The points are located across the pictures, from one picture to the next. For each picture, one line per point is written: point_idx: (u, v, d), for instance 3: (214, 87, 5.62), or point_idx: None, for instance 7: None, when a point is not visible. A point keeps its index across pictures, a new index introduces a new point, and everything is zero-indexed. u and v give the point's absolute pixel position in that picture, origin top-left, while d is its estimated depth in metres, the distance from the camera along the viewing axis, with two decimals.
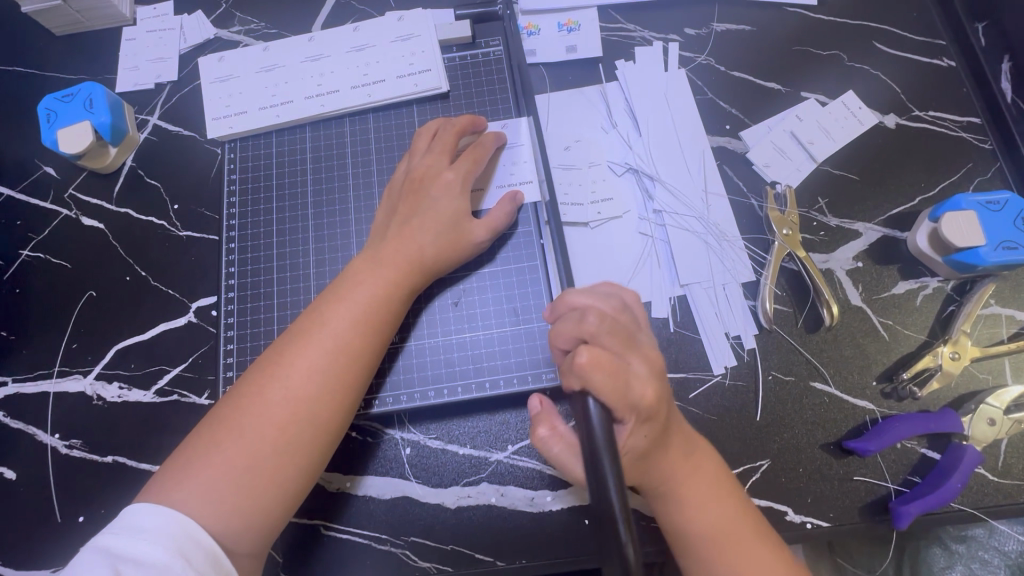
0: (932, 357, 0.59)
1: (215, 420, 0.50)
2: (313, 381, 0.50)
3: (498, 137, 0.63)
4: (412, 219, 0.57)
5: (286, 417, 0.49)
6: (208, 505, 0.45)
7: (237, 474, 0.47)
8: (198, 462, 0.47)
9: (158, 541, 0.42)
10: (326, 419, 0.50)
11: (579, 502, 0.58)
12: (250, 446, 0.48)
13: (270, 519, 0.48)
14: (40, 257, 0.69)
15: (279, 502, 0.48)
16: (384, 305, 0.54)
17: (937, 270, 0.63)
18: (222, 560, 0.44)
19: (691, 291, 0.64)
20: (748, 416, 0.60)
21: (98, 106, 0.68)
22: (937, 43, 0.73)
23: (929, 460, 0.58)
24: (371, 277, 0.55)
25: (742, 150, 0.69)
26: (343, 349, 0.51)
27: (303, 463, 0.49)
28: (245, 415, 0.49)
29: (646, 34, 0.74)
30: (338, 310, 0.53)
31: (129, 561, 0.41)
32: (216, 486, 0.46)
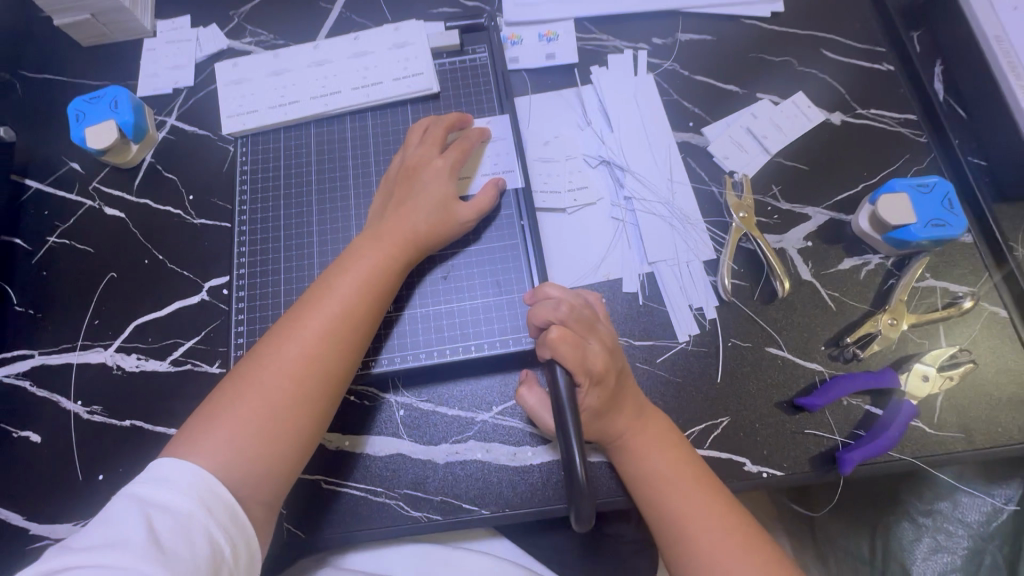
0: (873, 323, 0.66)
1: (233, 378, 0.56)
2: (321, 340, 0.56)
3: (482, 133, 0.70)
4: (407, 203, 0.65)
5: (297, 373, 0.55)
6: (231, 448, 0.52)
7: (256, 421, 0.53)
8: (221, 413, 0.53)
9: (182, 492, 0.48)
10: (334, 374, 0.57)
11: (557, 456, 0.64)
12: (266, 398, 0.54)
13: (285, 462, 0.54)
14: (65, 243, 0.75)
15: (293, 446, 0.55)
16: (383, 277, 0.61)
17: (878, 247, 0.70)
18: (238, 513, 0.50)
19: (658, 268, 0.71)
20: (710, 378, 0.66)
21: (123, 107, 0.76)
22: (877, 50, 0.82)
23: (873, 416, 0.64)
24: (371, 252, 0.62)
25: (703, 144, 0.77)
26: (347, 313, 0.58)
27: (314, 413, 0.55)
28: (261, 371, 0.55)
29: (618, 43, 0.83)
30: (342, 281, 0.59)
31: (159, 509, 0.47)
32: (237, 432, 0.52)
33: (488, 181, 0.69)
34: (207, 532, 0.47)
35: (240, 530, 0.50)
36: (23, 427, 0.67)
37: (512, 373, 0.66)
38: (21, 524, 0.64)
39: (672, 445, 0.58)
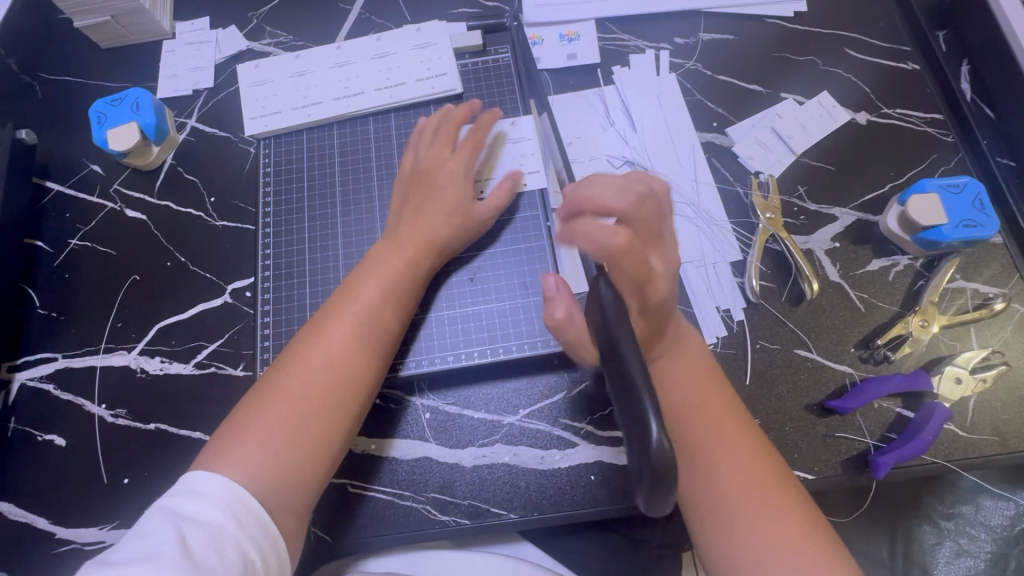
0: (903, 325, 0.66)
1: (259, 389, 0.55)
2: (349, 348, 0.56)
3: (493, 116, 0.69)
4: (425, 206, 0.64)
5: (326, 381, 0.55)
6: (263, 460, 0.51)
7: (287, 432, 0.52)
8: (249, 426, 0.53)
9: (213, 505, 0.47)
10: (363, 383, 0.56)
11: (586, 459, 0.63)
12: (296, 408, 0.53)
13: (317, 473, 0.54)
14: (87, 245, 0.75)
15: (323, 456, 0.54)
16: (407, 283, 0.60)
17: (907, 248, 0.69)
18: (269, 524, 0.49)
19: (685, 269, 0.70)
20: (739, 381, 0.65)
21: (144, 109, 0.75)
22: (902, 49, 0.81)
23: (905, 418, 0.64)
24: (392, 259, 0.61)
25: (728, 144, 0.76)
26: (374, 322, 0.58)
27: (344, 423, 0.55)
28: (290, 381, 0.55)
29: (640, 43, 0.82)
30: (366, 288, 0.59)
31: (190, 521, 0.46)
32: (269, 444, 0.52)
33: (504, 176, 0.68)
34: (237, 544, 0.46)
35: (270, 540, 0.49)
36: (47, 431, 0.67)
37: (539, 376, 0.66)
38: (47, 528, 0.64)
39: (734, 420, 0.54)
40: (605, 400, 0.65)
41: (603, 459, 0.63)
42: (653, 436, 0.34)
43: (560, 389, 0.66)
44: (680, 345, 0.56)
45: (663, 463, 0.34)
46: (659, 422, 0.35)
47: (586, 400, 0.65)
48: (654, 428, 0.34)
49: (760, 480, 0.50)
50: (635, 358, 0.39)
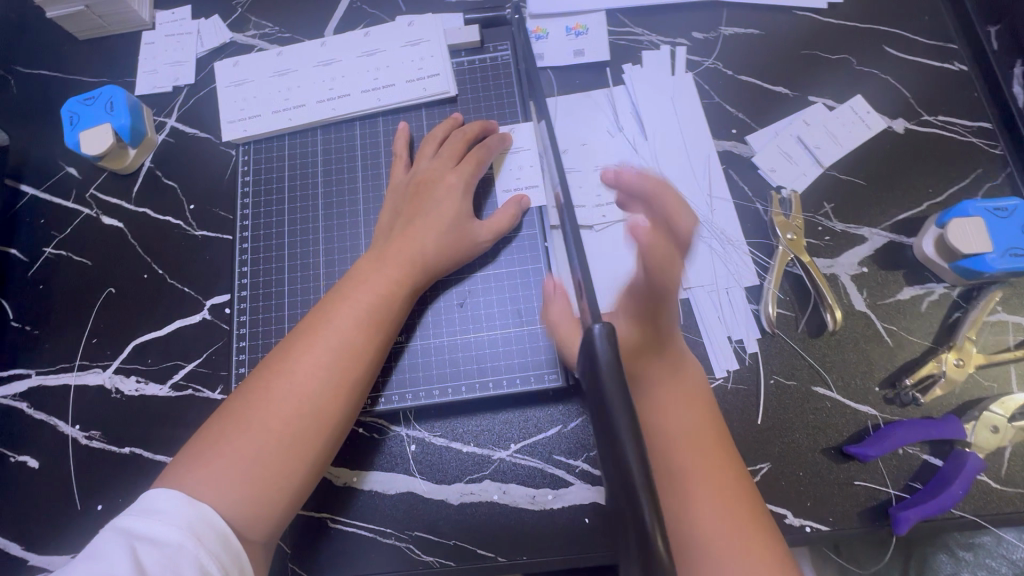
0: (936, 363, 0.59)
1: (223, 413, 0.51)
2: (319, 376, 0.51)
3: (502, 140, 0.64)
4: (416, 221, 0.59)
5: (293, 410, 0.50)
6: (217, 491, 0.46)
7: (247, 464, 0.48)
8: (208, 453, 0.48)
9: (171, 522, 0.44)
10: (330, 414, 0.51)
11: (579, 501, 0.59)
12: (257, 439, 0.49)
13: (273, 512, 0.49)
14: (62, 254, 0.72)
15: (286, 494, 0.49)
16: (385, 306, 0.55)
17: (943, 276, 0.63)
18: (228, 541, 0.45)
19: (695, 296, 0.65)
20: (749, 420, 0.60)
21: (119, 108, 0.71)
22: (948, 47, 0.73)
23: (931, 466, 0.58)
24: (375, 277, 0.56)
25: (748, 154, 0.69)
26: (350, 346, 0.53)
27: (306, 460, 0.50)
28: (254, 408, 0.50)
29: (654, 38, 0.75)
30: (343, 309, 0.54)
31: (146, 542, 0.43)
32: (226, 475, 0.47)
33: (510, 199, 0.63)
34: (197, 565, 0.42)
35: (235, 561, 0.45)
36: (20, 452, 0.65)
37: (533, 408, 0.62)
38: (19, 554, 0.62)
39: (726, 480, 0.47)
40: None
41: (598, 501, 0.59)
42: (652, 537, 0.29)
43: (555, 423, 0.61)
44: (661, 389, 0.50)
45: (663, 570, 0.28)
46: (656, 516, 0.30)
47: (583, 437, 0.61)
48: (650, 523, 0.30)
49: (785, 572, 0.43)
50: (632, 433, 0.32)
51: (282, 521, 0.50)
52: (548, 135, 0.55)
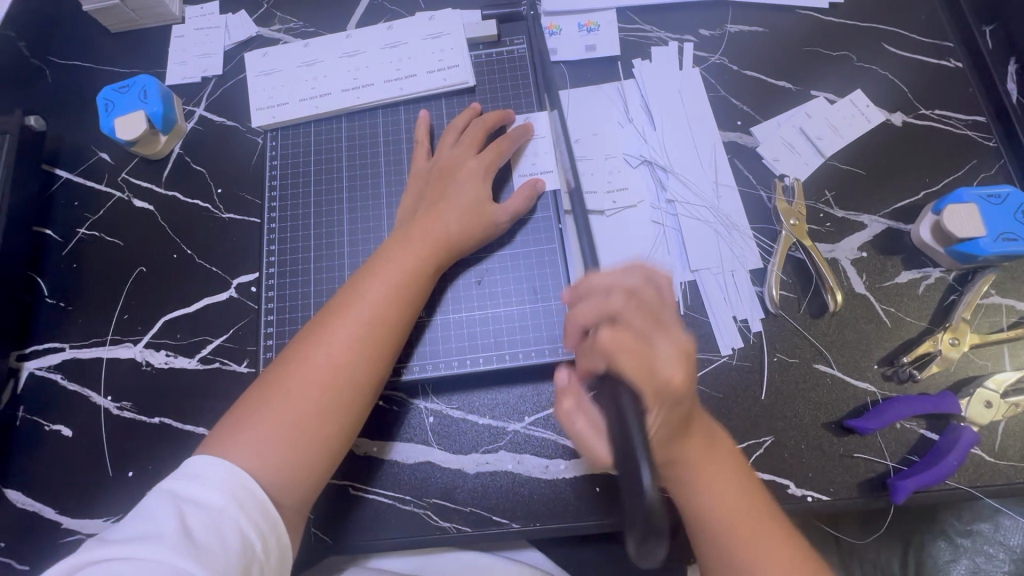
0: (932, 342, 0.62)
1: (260, 385, 0.54)
2: (351, 348, 0.54)
3: (523, 131, 0.68)
4: (439, 205, 0.62)
5: (327, 380, 0.53)
6: (260, 455, 0.50)
7: (286, 430, 0.51)
8: (248, 421, 0.51)
9: (213, 486, 0.46)
10: (363, 384, 0.54)
11: (590, 471, 0.61)
12: (295, 407, 0.52)
13: (311, 477, 0.52)
14: (95, 235, 0.75)
15: (323, 459, 0.52)
16: (412, 283, 0.58)
17: (940, 260, 0.66)
18: (263, 511, 0.47)
19: (702, 277, 0.68)
20: (754, 395, 0.63)
21: (152, 96, 0.74)
22: (945, 45, 0.76)
23: (928, 441, 0.61)
24: (401, 257, 0.59)
25: (753, 145, 0.73)
26: (380, 320, 0.56)
27: (340, 426, 0.53)
28: (291, 379, 0.53)
29: (663, 35, 0.78)
30: (372, 286, 0.57)
31: (191, 503, 0.45)
32: (267, 440, 0.50)
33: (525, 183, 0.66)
34: (238, 527, 0.45)
35: (271, 527, 0.47)
36: (54, 421, 0.67)
37: (546, 382, 0.64)
38: (54, 518, 0.64)
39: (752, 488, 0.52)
40: None
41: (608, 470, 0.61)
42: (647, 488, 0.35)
43: None
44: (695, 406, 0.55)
45: (655, 514, 0.34)
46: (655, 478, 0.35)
47: None
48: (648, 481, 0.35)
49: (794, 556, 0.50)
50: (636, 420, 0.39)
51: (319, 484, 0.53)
52: None
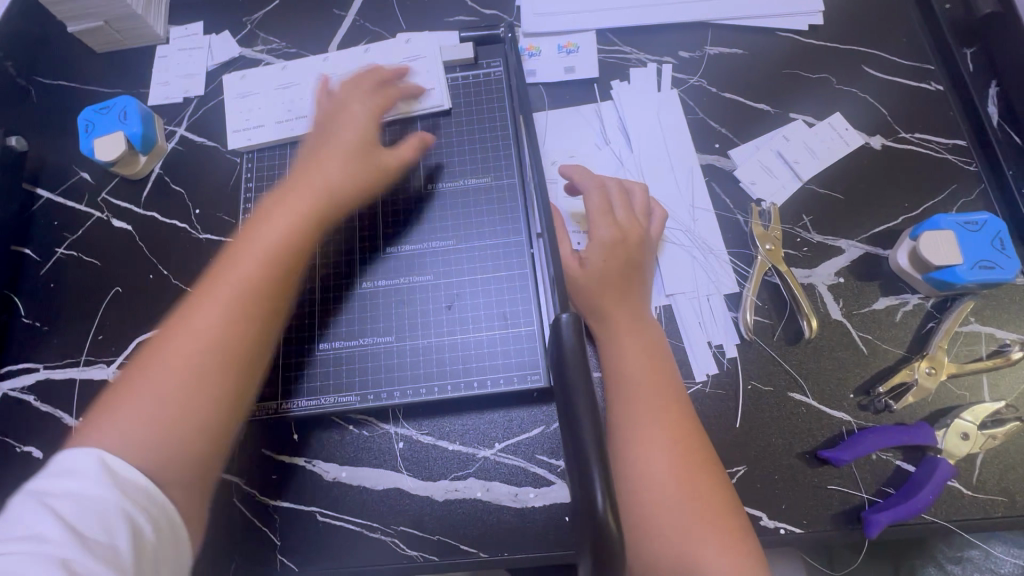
0: (909, 372, 0.61)
1: (134, 365, 0.49)
2: (226, 305, 0.50)
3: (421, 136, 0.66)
4: (308, 168, 0.60)
5: (200, 338, 0.48)
6: (119, 431, 0.44)
7: (152, 402, 0.46)
8: (114, 400, 0.46)
9: (92, 476, 0.41)
10: (240, 343, 0.49)
11: (560, 500, 0.61)
12: (161, 373, 0.47)
13: (177, 454, 0.45)
14: (73, 254, 0.75)
15: (194, 433, 0.46)
16: (286, 242, 0.54)
17: (918, 287, 0.65)
18: (156, 496, 0.42)
19: (677, 302, 0.67)
20: (727, 423, 0.62)
21: (132, 118, 0.75)
22: (925, 67, 0.75)
23: (904, 472, 0.59)
24: (273, 220, 0.55)
25: (730, 168, 0.72)
26: (254, 271, 0.52)
27: (212, 391, 0.47)
28: (164, 345, 0.48)
29: (642, 56, 0.78)
30: (242, 243, 0.54)
31: (65, 498, 0.39)
32: (129, 416, 0.45)
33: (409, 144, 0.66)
34: (127, 518, 0.40)
35: (162, 517, 0.42)
36: (26, 442, 0.67)
37: (517, 408, 0.64)
38: None
39: (689, 450, 0.53)
40: None
41: None
42: (598, 506, 0.31)
43: (538, 423, 0.63)
44: (624, 358, 0.57)
45: (604, 540, 0.31)
46: (607, 494, 0.32)
47: None
48: (601, 500, 0.32)
49: (708, 507, 0.50)
50: (587, 409, 0.35)
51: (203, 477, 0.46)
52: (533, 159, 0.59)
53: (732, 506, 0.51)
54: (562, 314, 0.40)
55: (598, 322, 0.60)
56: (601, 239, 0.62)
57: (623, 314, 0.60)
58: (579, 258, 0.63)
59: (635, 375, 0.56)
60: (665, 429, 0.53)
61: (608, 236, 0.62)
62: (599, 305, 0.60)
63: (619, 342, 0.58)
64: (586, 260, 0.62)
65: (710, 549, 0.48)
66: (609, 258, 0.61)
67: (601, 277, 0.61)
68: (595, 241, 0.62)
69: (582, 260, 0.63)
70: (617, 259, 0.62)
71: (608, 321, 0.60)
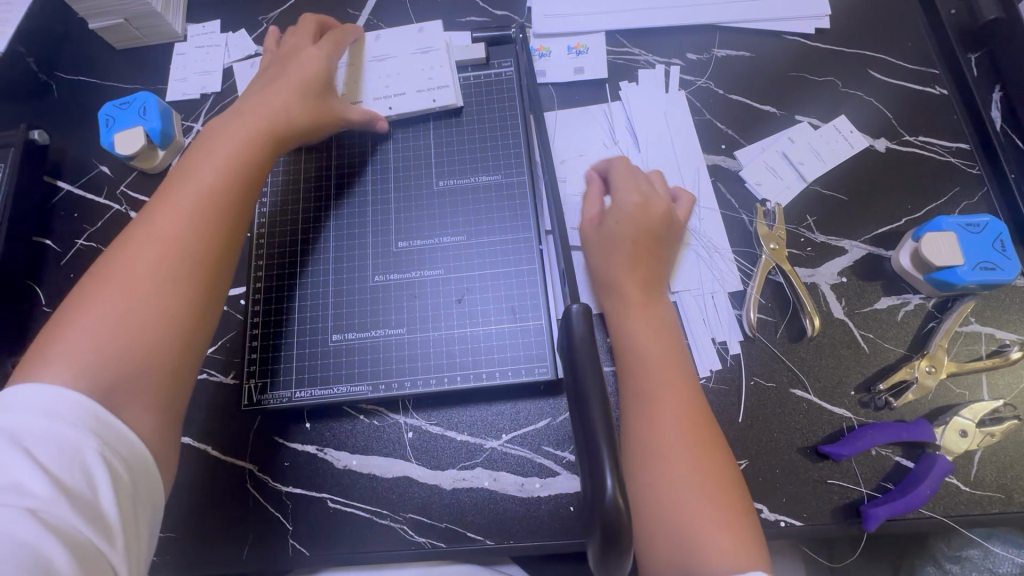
0: (909, 370, 0.62)
1: (96, 267, 0.51)
2: (188, 228, 0.53)
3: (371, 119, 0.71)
4: (218, 130, 0.61)
5: (163, 259, 0.51)
6: (87, 346, 0.46)
7: (116, 316, 0.48)
8: (80, 312, 0.48)
9: (66, 418, 0.43)
10: (202, 265, 0.52)
11: (565, 490, 0.62)
12: (125, 288, 0.49)
13: (147, 373, 0.48)
14: (92, 246, 0.77)
15: (162, 351, 0.49)
16: (227, 181, 0.56)
17: (919, 287, 0.66)
18: (113, 463, 0.43)
19: (683, 299, 0.68)
20: (730, 418, 0.63)
21: (151, 113, 0.76)
22: (930, 72, 0.77)
23: (903, 468, 0.61)
24: (187, 167, 0.57)
25: (736, 168, 0.73)
26: (211, 202, 0.55)
27: (180, 314, 0.50)
28: (128, 257, 0.51)
29: (651, 58, 0.80)
30: (197, 175, 0.56)
31: (38, 440, 0.41)
32: (96, 328, 0.47)
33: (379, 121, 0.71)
34: (99, 461, 0.42)
35: (134, 460, 0.45)
36: None
37: (524, 400, 0.65)
38: None
39: (703, 445, 0.53)
40: None
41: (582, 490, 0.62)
42: (608, 489, 0.33)
43: (545, 415, 0.65)
44: (637, 338, 0.59)
45: (616, 520, 0.33)
46: (616, 477, 0.34)
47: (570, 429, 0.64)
48: (610, 483, 0.33)
49: (723, 504, 0.51)
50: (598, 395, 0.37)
51: (157, 408, 0.48)
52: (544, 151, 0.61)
53: (738, 488, 0.52)
54: (572, 306, 0.41)
55: (612, 298, 0.62)
56: (622, 206, 0.64)
57: (636, 290, 0.61)
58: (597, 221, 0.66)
59: (650, 358, 0.58)
60: (682, 428, 0.54)
61: (631, 201, 0.64)
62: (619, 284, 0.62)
63: (631, 323, 0.60)
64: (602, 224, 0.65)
65: (725, 545, 0.48)
66: (636, 222, 0.63)
67: (608, 248, 0.64)
68: (616, 206, 0.64)
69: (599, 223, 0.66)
70: (635, 230, 0.63)
71: (620, 297, 0.61)
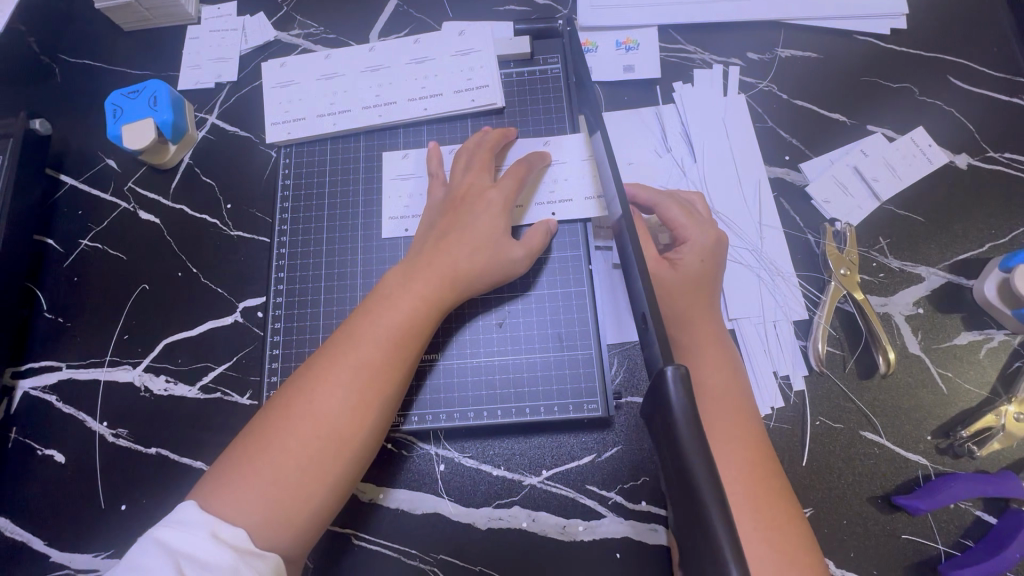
0: (995, 416, 0.56)
1: (240, 447, 0.47)
2: (338, 413, 0.47)
3: (541, 157, 0.62)
4: (448, 236, 0.55)
5: (310, 435, 0.46)
6: (246, 507, 0.43)
7: (272, 484, 0.44)
8: (233, 472, 0.45)
9: (217, 543, 0.41)
10: (352, 437, 0.47)
11: (611, 535, 0.57)
12: (278, 468, 0.45)
13: (303, 520, 0.45)
14: (98, 247, 0.71)
15: (319, 506, 0.46)
16: (411, 328, 0.51)
17: (1004, 322, 0.60)
18: None
19: (742, 327, 0.62)
20: (794, 461, 0.58)
21: (162, 104, 0.70)
22: (1018, 81, 0.70)
23: (984, 524, 0.55)
24: (400, 289, 0.52)
25: (801, 183, 0.67)
26: (380, 368, 0.49)
27: (336, 468, 0.46)
28: (272, 442, 0.46)
29: (708, 57, 0.73)
30: (372, 330, 0.50)
31: (190, 559, 0.40)
32: (252, 495, 0.44)
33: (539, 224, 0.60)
34: None
35: None
36: (47, 445, 0.64)
37: (568, 434, 0.60)
38: (42, 549, 0.61)
39: (767, 492, 0.48)
40: (639, 469, 0.58)
41: (631, 535, 0.56)
42: None
43: (589, 451, 0.59)
44: (702, 369, 0.53)
45: None
46: None
47: (617, 467, 0.59)
48: None
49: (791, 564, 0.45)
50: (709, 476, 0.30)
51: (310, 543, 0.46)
52: (604, 145, 0.50)
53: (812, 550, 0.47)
54: (666, 367, 0.35)
55: (681, 329, 0.55)
56: (698, 242, 0.58)
57: (704, 324, 0.55)
58: (669, 258, 0.58)
59: (714, 392, 0.52)
60: (744, 469, 0.48)
61: (706, 239, 0.58)
62: (685, 314, 0.55)
63: (700, 355, 0.54)
64: (678, 261, 0.58)
65: None
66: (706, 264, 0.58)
67: (678, 289, 0.56)
68: (691, 243, 0.58)
69: (672, 261, 0.58)
70: (704, 269, 0.57)
71: (693, 330, 0.55)
